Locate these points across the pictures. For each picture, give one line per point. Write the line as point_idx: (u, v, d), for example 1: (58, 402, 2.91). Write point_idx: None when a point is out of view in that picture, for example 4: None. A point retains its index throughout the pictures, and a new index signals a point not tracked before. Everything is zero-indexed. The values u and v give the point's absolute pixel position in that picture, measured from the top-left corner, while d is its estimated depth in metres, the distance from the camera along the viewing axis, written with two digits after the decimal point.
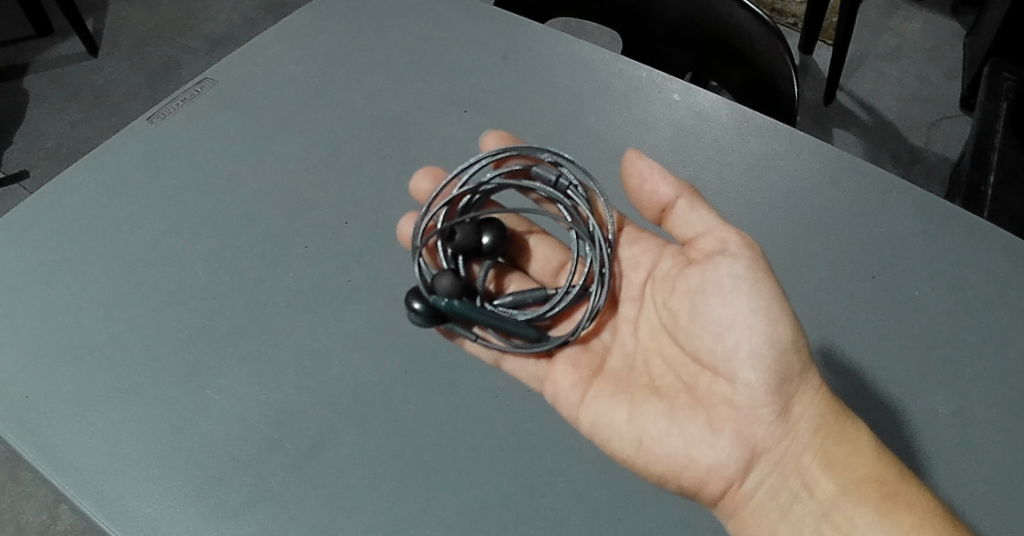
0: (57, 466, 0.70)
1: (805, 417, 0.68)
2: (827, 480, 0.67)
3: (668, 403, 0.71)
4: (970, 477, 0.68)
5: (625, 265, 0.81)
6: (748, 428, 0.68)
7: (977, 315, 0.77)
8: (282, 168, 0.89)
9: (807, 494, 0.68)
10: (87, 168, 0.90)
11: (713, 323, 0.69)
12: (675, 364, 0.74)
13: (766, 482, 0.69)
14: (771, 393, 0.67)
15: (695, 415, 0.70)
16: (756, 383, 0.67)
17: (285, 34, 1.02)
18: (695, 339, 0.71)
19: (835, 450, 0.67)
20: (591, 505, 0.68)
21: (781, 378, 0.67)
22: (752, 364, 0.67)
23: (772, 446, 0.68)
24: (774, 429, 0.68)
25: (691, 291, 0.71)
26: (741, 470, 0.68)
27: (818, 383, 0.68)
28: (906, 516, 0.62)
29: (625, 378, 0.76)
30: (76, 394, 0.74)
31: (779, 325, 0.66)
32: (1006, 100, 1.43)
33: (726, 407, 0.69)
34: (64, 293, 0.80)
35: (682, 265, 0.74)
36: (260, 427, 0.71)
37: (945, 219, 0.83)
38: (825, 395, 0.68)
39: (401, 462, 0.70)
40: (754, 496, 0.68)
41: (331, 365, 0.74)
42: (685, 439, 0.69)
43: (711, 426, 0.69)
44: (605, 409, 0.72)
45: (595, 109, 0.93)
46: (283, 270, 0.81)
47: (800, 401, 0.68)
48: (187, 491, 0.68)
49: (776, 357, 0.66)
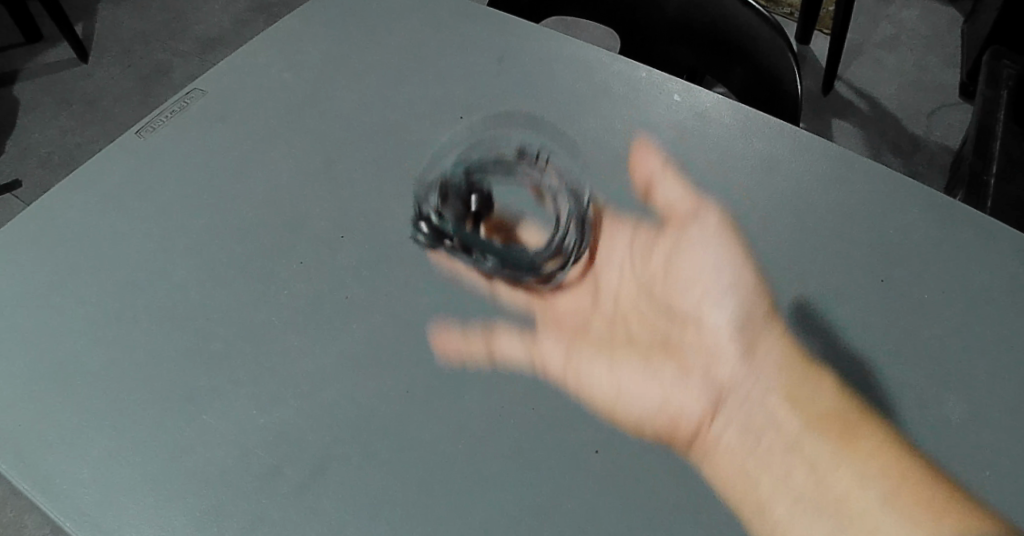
0: (50, 497, 0.66)
1: (787, 363, 0.72)
2: (792, 417, 0.69)
3: (642, 353, 0.73)
4: (1003, 488, 0.64)
5: (600, 222, 0.82)
6: (713, 369, 0.72)
7: (993, 315, 0.74)
8: (274, 182, 0.87)
9: (774, 430, 0.69)
10: (77, 185, 0.88)
11: (687, 270, 0.78)
12: (647, 315, 0.76)
13: (732, 423, 0.69)
14: (737, 335, 0.74)
15: (667, 359, 0.73)
16: (724, 323, 0.75)
17: (274, 43, 1.00)
18: (670, 287, 0.77)
19: (802, 389, 0.70)
20: (601, 528, 0.63)
21: (749, 320, 0.74)
22: (721, 306, 0.75)
23: (738, 386, 0.71)
24: (739, 368, 0.72)
25: (667, 243, 0.80)
26: (713, 409, 0.69)
27: (783, 326, 0.74)
28: (885, 462, 0.66)
29: (597, 328, 0.75)
30: (69, 422, 0.70)
31: (744, 269, 0.77)
32: (1006, 87, 1.42)
33: (698, 348, 0.73)
34: (54, 316, 0.78)
35: (656, 222, 0.82)
36: (260, 453, 0.68)
37: (955, 216, 0.80)
38: (795, 343, 0.73)
39: (408, 486, 0.65)
40: (722, 438, 0.68)
41: (331, 386, 0.71)
42: (660, 383, 0.71)
43: (682, 370, 0.72)
44: (586, 362, 0.72)
45: (594, 112, 0.90)
46: (278, 287, 0.78)
47: (765, 341, 0.73)
48: (184, 521, 0.64)
49: (743, 299, 0.76)
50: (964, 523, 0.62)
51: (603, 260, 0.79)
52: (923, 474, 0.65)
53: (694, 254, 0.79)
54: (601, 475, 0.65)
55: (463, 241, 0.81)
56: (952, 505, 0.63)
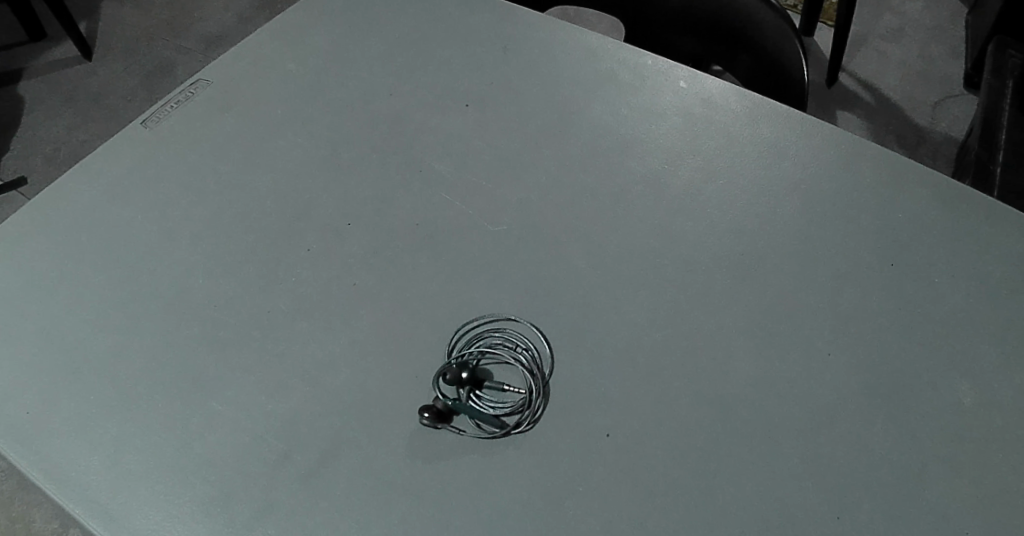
0: (61, 485, 0.66)
1: (798, 341, 0.71)
2: (800, 378, 0.69)
3: (654, 319, 0.73)
4: (1016, 473, 0.64)
5: (615, 194, 0.82)
6: (724, 332, 0.72)
7: (1002, 299, 0.74)
8: (281, 171, 0.86)
9: (782, 392, 0.68)
10: (84, 176, 0.88)
11: (696, 234, 0.79)
12: (659, 284, 0.76)
13: (741, 387, 0.69)
14: (746, 299, 0.74)
15: (678, 323, 0.73)
16: (736, 289, 0.75)
17: (279, 33, 1.00)
18: (684, 250, 0.78)
19: (812, 356, 0.70)
20: (612, 513, 0.63)
21: (759, 286, 0.75)
22: (734, 273, 0.76)
23: (747, 348, 0.71)
24: (749, 332, 0.72)
25: (679, 210, 0.81)
26: (721, 375, 0.69)
27: (793, 295, 0.74)
28: (894, 441, 0.65)
29: (610, 299, 0.75)
30: (78, 409, 0.71)
31: (755, 237, 0.78)
32: (1012, 76, 1.41)
33: (711, 312, 0.73)
34: (62, 305, 0.78)
35: (670, 192, 0.82)
36: (270, 439, 0.67)
37: (964, 202, 0.80)
38: (807, 311, 0.73)
39: (419, 471, 0.65)
40: (730, 401, 0.68)
41: (339, 372, 0.71)
42: (670, 350, 0.71)
43: (693, 334, 0.72)
44: (602, 332, 0.73)
45: (600, 99, 0.90)
46: (286, 275, 0.78)
47: (777, 308, 0.74)
48: (195, 508, 0.64)
49: (754, 265, 0.76)
50: (977, 506, 0.62)
51: (610, 245, 0.79)
52: (933, 459, 0.64)
53: (702, 240, 0.79)
54: (611, 459, 0.65)
55: (470, 228, 0.81)
56: (965, 488, 0.63)
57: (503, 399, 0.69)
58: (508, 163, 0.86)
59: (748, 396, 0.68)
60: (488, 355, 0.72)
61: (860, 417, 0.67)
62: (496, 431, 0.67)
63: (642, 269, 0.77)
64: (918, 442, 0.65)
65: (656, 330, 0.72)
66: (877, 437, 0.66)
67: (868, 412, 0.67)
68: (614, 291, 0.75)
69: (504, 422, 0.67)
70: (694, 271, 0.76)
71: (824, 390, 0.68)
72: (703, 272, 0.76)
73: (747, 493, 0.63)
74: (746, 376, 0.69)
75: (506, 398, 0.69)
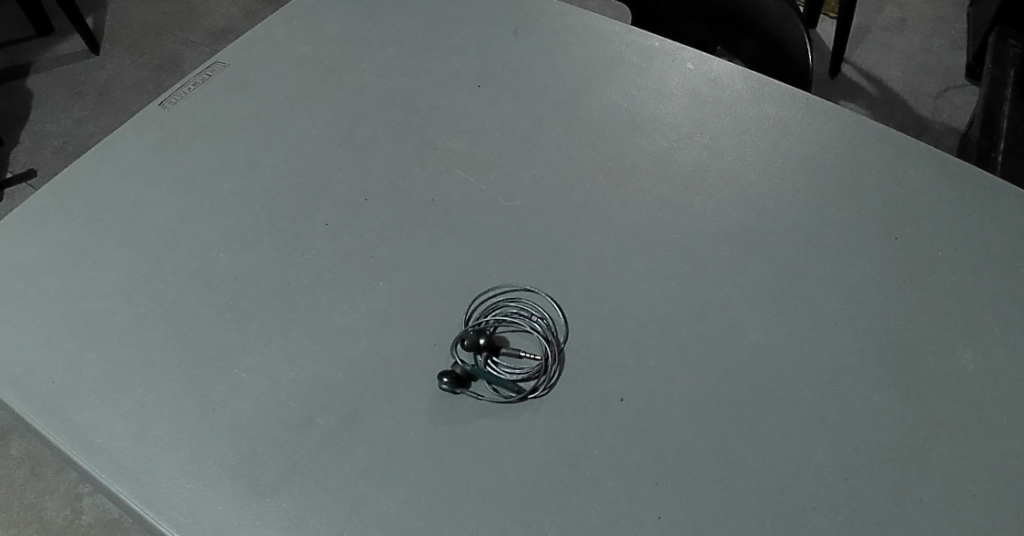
0: (87, 449, 0.68)
1: (805, 311, 0.73)
2: (808, 346, 0.71)
3: (664, 291, 0.75)
4: (1020, 437, 0.65)
5: (625, 170, 0.84)
6: (733, 303, 0.74)
7: (1005, 273, 0.75)
8: (296, 150, 0.88)
9: (790, 360, 0.70)
10: (105, 155, 0.90)
11: (704, 209, 0.80)
12: (669, 258, 0.77)
13: (751, 355, 0.70)
14: (754, 271, 0.76)
15: (688, 294, 0.74)
16: (745, 261, 0.77)
17: (293, 19, 1.02)
18: (692, 225, 0.79)
19: (819, 325, 0.72)
20: (628, 473, 0.64)
21: (768, 258, 0.77)
22: (743, 246, 0.78)
23: (757, 318, 0.73)
24: (757, 302, 0.74)
25: (687, 185, 0.82)
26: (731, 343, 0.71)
27: (801, 267, 0.76)
28: (900, 406, 0.67)
29: (621, 271, 0.76)
30: (104, 378, 0.72)
31: (763, 212, 0.80)
32: (1013, 65, 1.43)
33: (721, 283, 0.75)
34: (85, 278, 0.80)
35: (678, 169, 0.84)
36: (291, 405, 0.69)
37: (967, 180, 0.82)
38: (815, 282, 0.75)
39: (437, 434, 0.67)
40: (741, 368, 0.70)
41: (358, 341, 0.73)
42: (680, 320, 0.73)
43: (703, 305, 0.74)
44: (614, 303, 0.74)
45: (609, 80, 0.92)
46: (303, 249, 0.80)
47: (785, 279, 0.75)
48: (219, 471, 0.66)
49: (762, 239, 0.78)
50: (983, 468, 0.64)
51: (621, 219, 0.80)
52: (938, 424, 0.66)
53: (710, 214, 0.80)
54: (625, 423, 0.67)
55: (483, 204, 0.82)
56: (970, 451, 0.65)
57: (520, 365, 0.71)
58: (520, 142, 0.87)
59: (758, 363, 0.70)
60: (505, 322, 0.74)
61: (867, 383, 0.68)
62: (512, 395, 0.69)
63: (651, 243, 0.78)
64: (923, 408, 0.67)
65: (667, 301, 0.74)
66: (884, 402, 0.67)
67: (875, 378, 0.69)
68: (625, 264, 0.77)
69: (521, 387, 0.69)
70: (704, 244, 0.78)
71: (832, 358, 0.70)
72: (712, 245, 0.78)
73: (758, 455, 0.65)
74: (755, 343, 0.71)
75: (522, 364, 0.71)
